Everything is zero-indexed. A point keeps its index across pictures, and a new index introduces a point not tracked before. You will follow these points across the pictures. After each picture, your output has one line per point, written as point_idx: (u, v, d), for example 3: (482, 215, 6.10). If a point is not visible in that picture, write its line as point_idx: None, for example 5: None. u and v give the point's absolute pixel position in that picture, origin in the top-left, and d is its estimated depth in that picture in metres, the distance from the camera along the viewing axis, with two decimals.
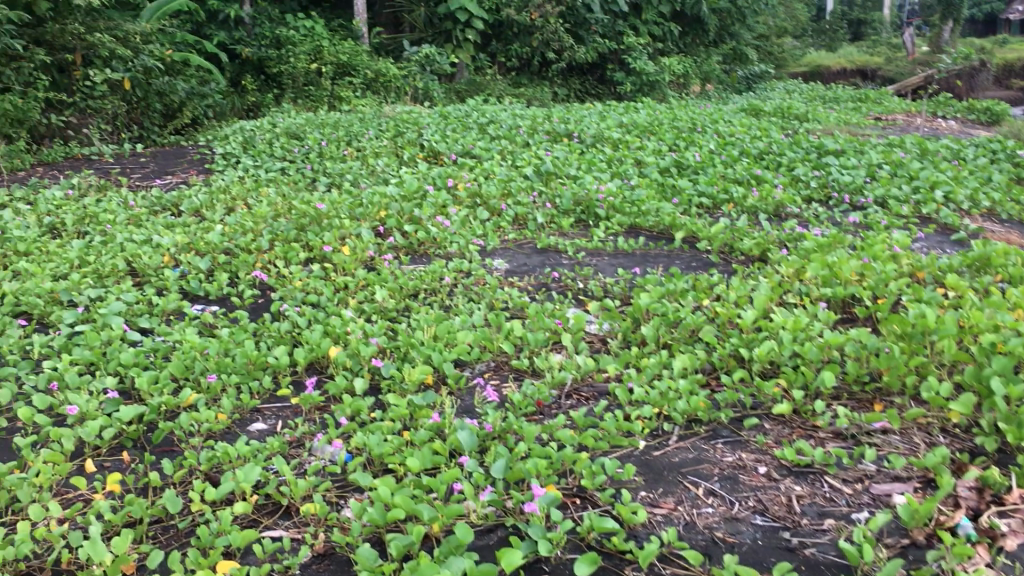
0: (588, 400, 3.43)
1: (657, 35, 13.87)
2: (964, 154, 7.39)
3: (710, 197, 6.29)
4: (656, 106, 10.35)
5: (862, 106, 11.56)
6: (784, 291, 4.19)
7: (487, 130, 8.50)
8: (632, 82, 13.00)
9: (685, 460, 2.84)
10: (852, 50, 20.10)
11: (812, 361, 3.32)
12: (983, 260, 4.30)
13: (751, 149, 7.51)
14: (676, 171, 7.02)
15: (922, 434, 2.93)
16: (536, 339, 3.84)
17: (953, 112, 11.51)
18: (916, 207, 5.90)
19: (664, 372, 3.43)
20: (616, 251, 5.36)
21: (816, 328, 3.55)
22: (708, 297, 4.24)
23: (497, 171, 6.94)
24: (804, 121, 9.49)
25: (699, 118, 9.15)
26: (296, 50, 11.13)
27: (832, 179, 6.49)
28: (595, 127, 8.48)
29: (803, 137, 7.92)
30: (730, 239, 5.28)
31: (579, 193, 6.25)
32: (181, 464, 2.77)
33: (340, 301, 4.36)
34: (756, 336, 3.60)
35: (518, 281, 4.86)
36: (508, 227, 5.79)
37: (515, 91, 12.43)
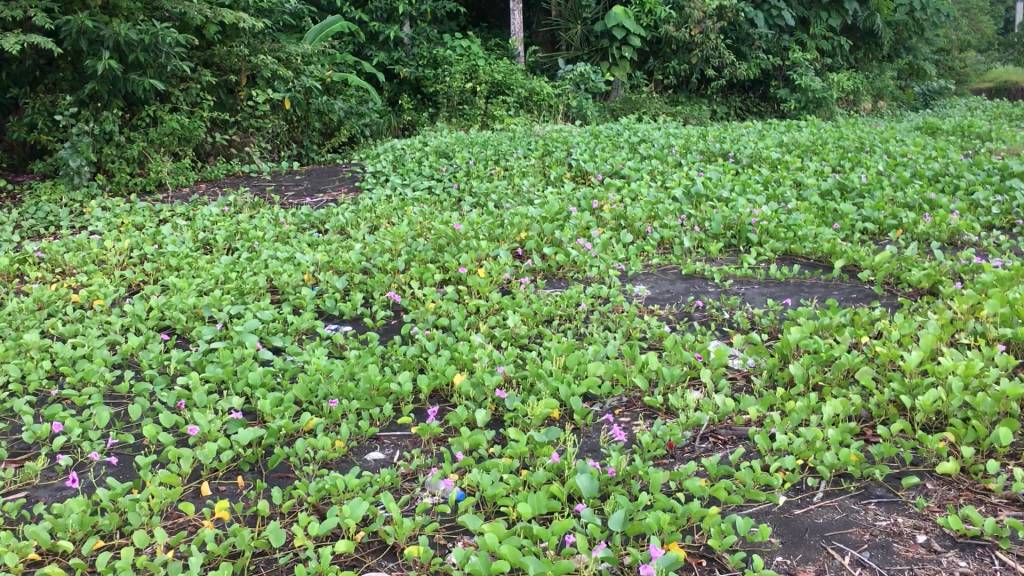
0: (725, 445, 3.16)
1: (825, 50, 13.20)
2: None
3: (876, 222, 5.83)
4: (821, 124, 9.82)
5: None
6: (956, 330, 3.76)
7: (638, 149, 8.26)
8: (796, 100, 12.45)
9: (831, 521, 2.52)
10: None
11: (985, 414, 2.92)
12: None
13: (925, 170, 6.94)
14: (839, 194, 6.56)
15: None
16: (672, 374, 3.60)
17: None
18: None
19: (812, 418, 3.12)
20: (768, 279, 5.02)
21: (992, 374, 3.14)
22: (866, 333, 3.87)
23: (646, 192, 6.69)
24: (987, 140, 8.76)
25: (868, 137, 8.59)
26: (453, 69, 11.27)
27: (1017, 205, 5.89)
28: (753, 147, 8.09)
29: (984, 158, 7.28)
30: (895, 269, 4.84)
31: (731, 216, 5.90)
32: (291, 493, 2.69)
33: (471, 325, 4.26)
34: (920, 381, 3.22)
35: (660, 309, 4.62)
36: (652, 252, 5.54)
37: (672, 110, 12.10)
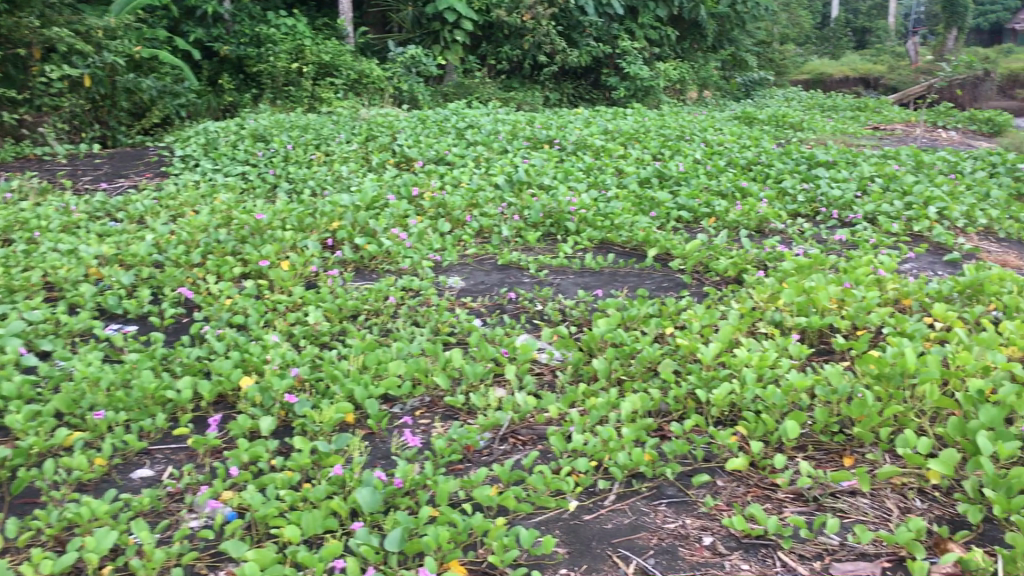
0: (525, 447, 3.06)
1: (653, 39, 13.39)
2: (961, 167, 6.93)
3: (690, 210, 5.89)
4: (646, 112, 9.94)
5: (861, 115, 11.17)
6: (756, 319, 3.79)
7: (464, 134, 8.10)
8: (625, 88, 12.63)
9: (619, 527, 2.45)
10: (855, 58, 19.72)
11: (776, 407, 2.92)
12: (976, 287, 3.93)
13: (739, 159, 7.11)
14: (657, 181, 6.61)
15: (896, 498, 2.54)
16: (475, 372, 3.46)
17: (955, 123, 11.03)
18: (908, 224, 5.54)
19: (611, 415, 3.05)
20: (582, 269, 4.97)
21: (784, 365, 3.17)
22: (672, 325, 3.85)
23: (468, 179, 6.53)
24: (798, 130, 9.12)
25: (689, 126, 8.75)
26: (277, 49, 10.73)
27: (821, 194, 6.11)
28: (578, 134, 8.07)
29: (794, 147, 7.54)
30: (705, 258, 4.88)
31: (549, 205, 5.82)
32: (30, 525, 2.40)
33: (268, 323, 4.00)
34: (717, 374, 3.21)
35: (472, 301, 4.47)
36: (470, 241, 5.39)
37: (505, 95, 12.00)
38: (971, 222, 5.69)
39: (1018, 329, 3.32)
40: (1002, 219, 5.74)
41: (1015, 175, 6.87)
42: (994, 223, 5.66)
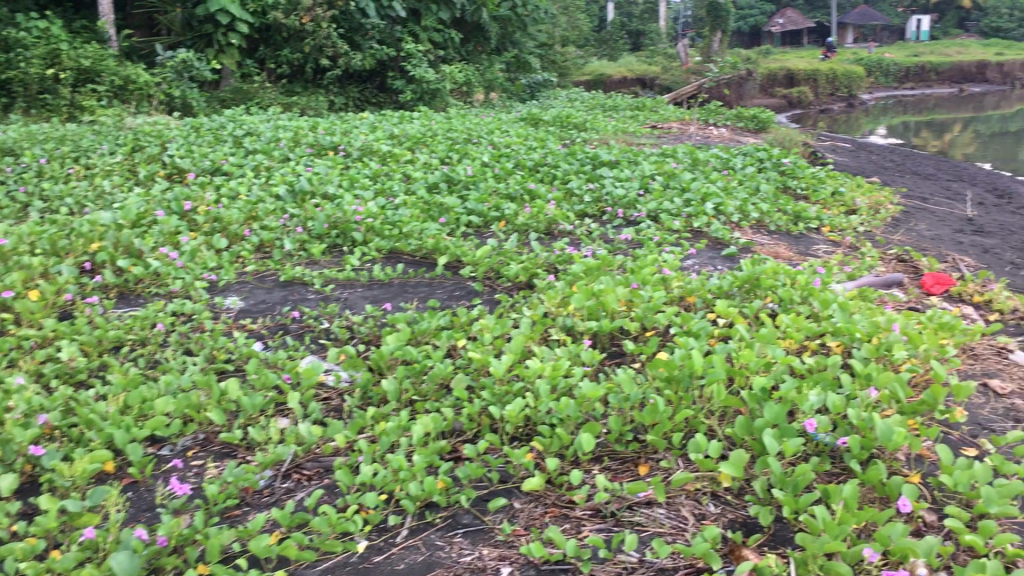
0: (310, 483, 2.83)
1: (437, 42, 13.30)
2: (732, 163, 7.25)
3: (480, 215, 5.80)
4: (433, 115, 9.83)
5: (639, 114, 11.58)
6: (548, 325, 3.72)
7: (242, 142, 7.66)
8: (411, 91, 12.50)
9: (413, 567, 2.29)
10: (631, 59, 20.53)
11: (570, 419, 2.85)
12: (753, 281, 4.04)
13: (526, 161, 7.11)
14: (446, 187, 6.47)
15: (690, 504, 2.52)
16: (252, 404, 3.18)
17: (724, 120, 11.64)
18: (688, 221, 5.70)
19: (402, 440, 2.87)
20: (370, 281, 4.75)
21: (576, 375, 3.11)
22: (464, 337, 3.72)
23: (247, 190, 6.12)
24: (582, 130, 9.30)
25: (475, 129, 8.71)
26: (28, 53, 9.77)
27: (605, 193, 6.19)
28: (363, 139, 7.82)
29: (578, 148, 7.64)
30: (496, 263, 4.79)
31: (334, 214, 5.55)
32: None
33: (13, 363, 3.53)
34: (510, 387, 3.10)
35: (252, 323, 4.16)
36: (249, 257, 5.05)
37: (287, 100, 11.54)
38: (744, 216, 5.94)
39: (793, 322, 3.42)
40: (771, 212, 6.02)
41: (781, 170, 7.25)
42: (764, 217, 5.94)
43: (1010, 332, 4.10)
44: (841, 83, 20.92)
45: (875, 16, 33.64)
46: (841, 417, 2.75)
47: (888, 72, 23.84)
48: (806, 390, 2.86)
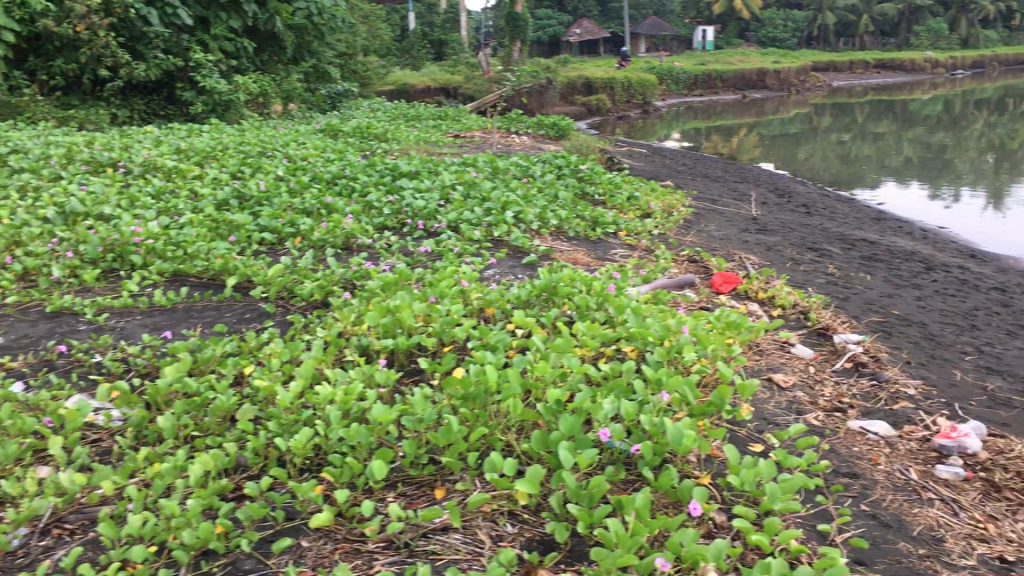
0: (72, 538, 2.55)
1: (229, 51, 12.72)
2: (532, 170, 7.29)
3: (274, 231, 5.54)
4: (225, 128, 9.39)
5: (442, 123, 11.53)
6: (342, 347, 3.55)
7: (6, 160, 6.99)
8: (202, 102, 11.93)
9: None
10: (434, 68, 20.50)
11: (362, 446, 2.70)
12: (550, 289, 4.02)
13: (323, 173, 6.87)
14: (237, 203, 6.15)
15: (487, 526, 2.44)
16: (4, 453, 2.83)
17: (525, 128, 11.79)
18: (488, 229, 5.65)
19: (178, 482, 2.63)
20: (151, 307, 4.42)
21: (369, 398, 2.97)
22: (251, 363, 3.49)
23: (10, 213, 5.56)
24: (382, 141, 9.13)
25: (270, 142, 8.36)
26: None
27: (405, 205, 6.06)
28: (146, 154, 7.33)
29: (377, 159, 7.47)
30: (289, 282, 4.56)
31: (111, 235, 5.13)
32: None
33: None
34: (299, 416, 2.92)
35: (12, 360, 3.75)
36: (11, 287, 4.58)
37: (63, 114, 10.73)
38: (543, 223, 5.96)
39: (588, 329, 3.42)
40: (569, 218, 6.08)
41: (578, 176, 7.36)
42: (563, 224, 5.99)
43: (791, 326, 4.29)
44: (636, 91, 21.67)
45: (664, 27, 35.28)
46: (634, 423, 2.75)
47: (677, 79, 25.04)
48: (601, 399, 2.85)
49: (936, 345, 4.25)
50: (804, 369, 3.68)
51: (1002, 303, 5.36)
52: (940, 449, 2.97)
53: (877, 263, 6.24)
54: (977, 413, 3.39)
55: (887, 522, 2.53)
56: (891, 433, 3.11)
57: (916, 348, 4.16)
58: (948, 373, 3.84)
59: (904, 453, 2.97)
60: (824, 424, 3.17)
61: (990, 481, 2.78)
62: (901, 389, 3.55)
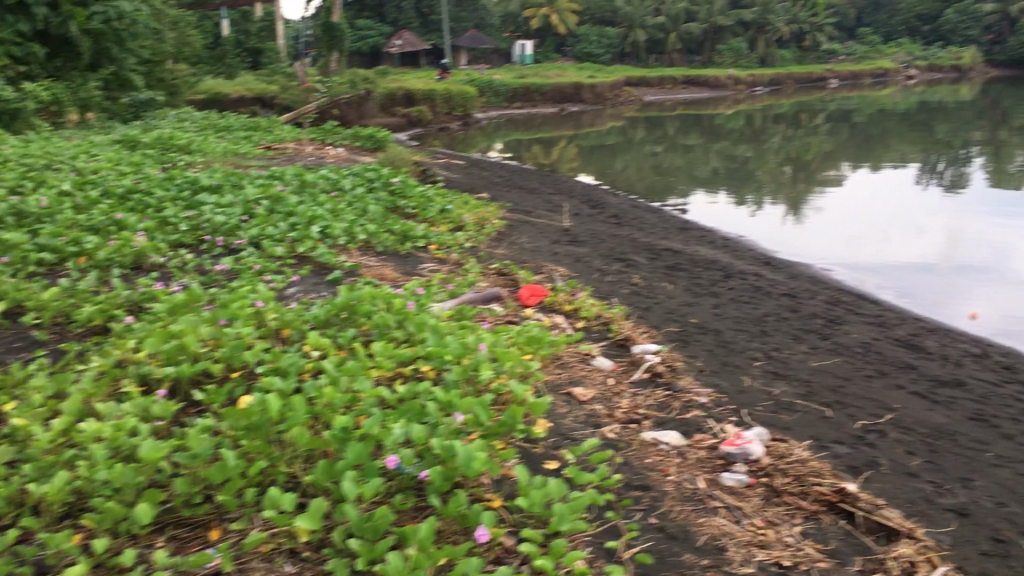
0: None
1: (16, 56, 11.77)
2: (342, 184, 7.08)
3: (54, 250, 5.10)
4: (7, 139, 8.66)
5: (253, 135, 11.12)
6: (118, 377, 3.25)
7: None
8: None
9: None
10: (249, 77, 19.80)
11: (129, 488, 2.47)
12: (350, 308, 3.82)
13: (115, 187, 6.41)
14: (14, 220, 5.63)
15: (265, 568, 2.29)
16: None
17: (341, 140, 11.54)
18: (292, 246, 5.43)
19: None
20: None
21: (141, 434, 2.73)
22: (13, 399, 3.16)
23: None
24: (185, 153, 8.68)
25: (57, 154, 7.76)
26: None
27: (204, 221, 5.73)
28: None
29: (177, 173, 7.07)
30: (66, 306, 4.20)
31: None
32: None
33: None
34: (59, 457, 2.65)
35: None
36: None
37: None
38: (351, 238, 5.79)
39: (383, 349, 3.29)
40: (378, 233, 5.93)
41: (390, 189, 7.21)
42: (372, 238, 5.84)
43: (594, 338, 4.33)
44: (457, 102, 21.69)
45: (484, 40, 35.67)
46: (425, 447, 2.66)
47: (497, 92, 25.34)
48: (392, 423, 2.75)
49: (728, 352, 4.40)
50: (603, 381, 3.71)
51: (791, 309, 5.65)
52: (727, 456, 3.05)
53: (680, 273, 6.46)
54: (763, 419, 3.52)
55: (673, 535, 2.56)
56: (682, 443, 3.18)
57: (710, 356, 4.29)
58: (738, 380, 3.98)
59: (693, 462, 3.03)
60: (619, 437, 3.19)
61: (771, 486, 2.87)
62: (694, 398, 3.63)
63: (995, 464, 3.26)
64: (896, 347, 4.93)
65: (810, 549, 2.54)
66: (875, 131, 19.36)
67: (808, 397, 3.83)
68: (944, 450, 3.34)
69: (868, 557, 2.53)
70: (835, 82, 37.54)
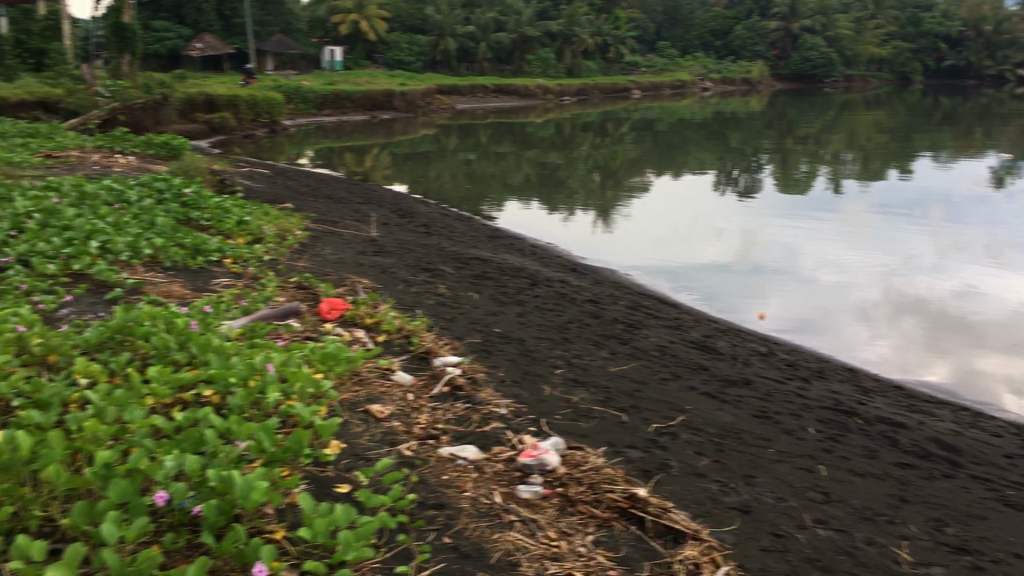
0: None
1: None
2: (128, 195, 6.63)
3: None
4: None
5: (32, 142, 10.28)
6: None
7: None
8: None
9: None
10: (30, 79, 18.35)
11: None
12: (127, 329, 3.55)
13: None
14: None
15: None
16: None
17: (132, 147, 10.86)
18: (67, 263, 5.00)
19: None
20: None
21: None
22: None
23: None
24: None
25: None
26: None
27: None
28: None
29: None
30: None
31: None
32: None
33: None
34: None
35: None
36: None
37: None
38: (136, 253, 5.41)
39: (160, 373, 3.06)
40: (167, 247, 5.58)
41: (182, 201, 6.82)
42: (159, 253, 5.48)
43: (394, 352, 4.22)
44: (262, 108, 20.95)
45: (291, 45, 34.75)
46: (202, 479, 2.47)
47: (306, 98, 24.73)
48: (164, 456, 2.55)
49: (530, 361, 4.42)
50: (402, 397, 3.61)
51: (593, 315, 5.76)
52: (523, 468, 3.03)
53: (486, 281, 6.46)
54: (561, 427, 3.53)
55: (467, 553, 2.51)
56: (480, 456, 3.13)
57: (512, 366, 4.28)
58: (538, 389, 3.99)
59: (490, 476, 2.99)
60: (416, 455, 3.11)
61: (566, 497, 2.87)
62: (493, 410, 3.60)
63: (776, 460, 3.41)
64: (690, 349, 5.11)
65: (601, 557, 2.54)
66: (675, 140, 20.30)
67: (606, 403, 3.89)
68: (729, 448, 3.47)
69: (656, 561, 2.56)
70: (637, 92, 39.09)
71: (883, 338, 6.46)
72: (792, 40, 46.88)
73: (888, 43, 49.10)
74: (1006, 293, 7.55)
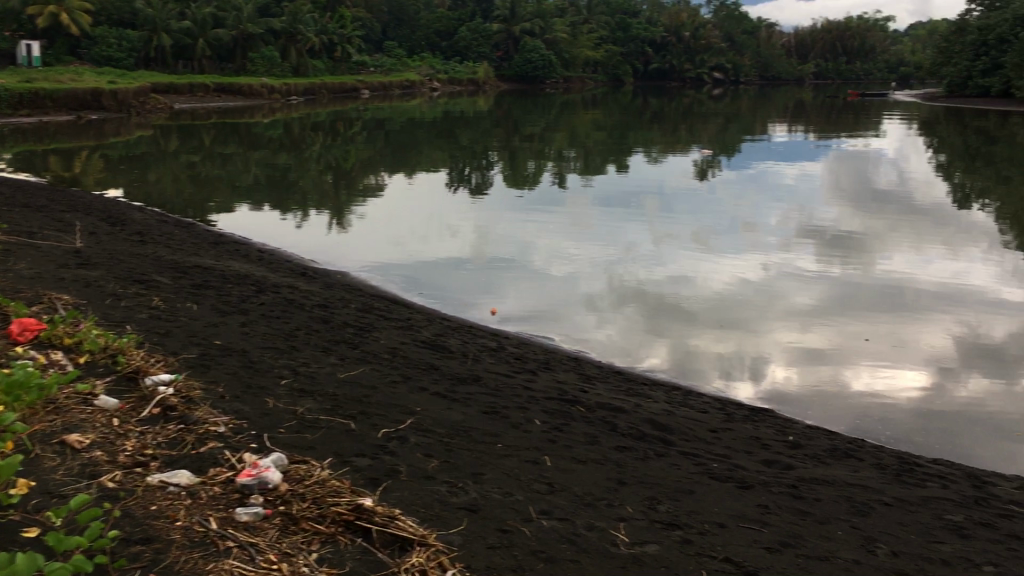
0: None
1: None
2: None
3: None
4: None
5: None
6: None
7: None
8: None
9: None
10: None
11: None
12: None
13: None
14: None
15: None
16: None
17: None
18: None
19: None
20: None
21: None
22: None
23: None
24: None
25: None
26: None
27: None
28: None
29: None
30: None
31: None
32: None
33: None
34: None
35: None
36: None
37: None
38: None
39: None
40: None
41: None
42: None
43: (98, 373, 3.86)
44: None
45: None
46: None
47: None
48: None
49: (252, 373, 4.20)
50: (105, 423, 3.29)
51: (322, 320, 5.59)
52: (242, 489, 2.85)
53: (207, 291, 6.11)
54: (284, 441, 3.37)
55: None
56: (194, 480, 2.90)
57: (233, 380, 4.05)
58: (261, 402, 3.80)
59: (204, 500, 2.78)
60: (120, 484, 2.83)
61: (288, 515, 2.73)
62: (209, 429, 3.38)
63: (504, 455, 3.46)
64: (421, 350, 5.10)
65: None
66: (406, 140, 20.39)
67: (334, 411, 3.77)
68: (458, 447, 3.47)
69: (382, 572, 2.49)
70: (366, 92, 38.86)
71: (608, 324, 6.79)
72: (514, 42, 48.60)
73: (602, 46, 52.21)
74: (712, 276, 8.20)
